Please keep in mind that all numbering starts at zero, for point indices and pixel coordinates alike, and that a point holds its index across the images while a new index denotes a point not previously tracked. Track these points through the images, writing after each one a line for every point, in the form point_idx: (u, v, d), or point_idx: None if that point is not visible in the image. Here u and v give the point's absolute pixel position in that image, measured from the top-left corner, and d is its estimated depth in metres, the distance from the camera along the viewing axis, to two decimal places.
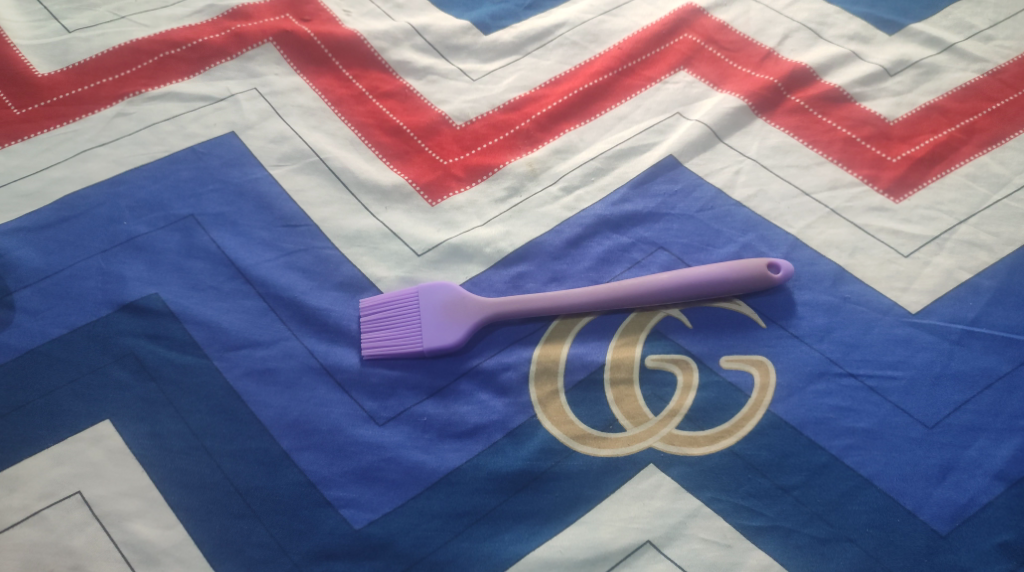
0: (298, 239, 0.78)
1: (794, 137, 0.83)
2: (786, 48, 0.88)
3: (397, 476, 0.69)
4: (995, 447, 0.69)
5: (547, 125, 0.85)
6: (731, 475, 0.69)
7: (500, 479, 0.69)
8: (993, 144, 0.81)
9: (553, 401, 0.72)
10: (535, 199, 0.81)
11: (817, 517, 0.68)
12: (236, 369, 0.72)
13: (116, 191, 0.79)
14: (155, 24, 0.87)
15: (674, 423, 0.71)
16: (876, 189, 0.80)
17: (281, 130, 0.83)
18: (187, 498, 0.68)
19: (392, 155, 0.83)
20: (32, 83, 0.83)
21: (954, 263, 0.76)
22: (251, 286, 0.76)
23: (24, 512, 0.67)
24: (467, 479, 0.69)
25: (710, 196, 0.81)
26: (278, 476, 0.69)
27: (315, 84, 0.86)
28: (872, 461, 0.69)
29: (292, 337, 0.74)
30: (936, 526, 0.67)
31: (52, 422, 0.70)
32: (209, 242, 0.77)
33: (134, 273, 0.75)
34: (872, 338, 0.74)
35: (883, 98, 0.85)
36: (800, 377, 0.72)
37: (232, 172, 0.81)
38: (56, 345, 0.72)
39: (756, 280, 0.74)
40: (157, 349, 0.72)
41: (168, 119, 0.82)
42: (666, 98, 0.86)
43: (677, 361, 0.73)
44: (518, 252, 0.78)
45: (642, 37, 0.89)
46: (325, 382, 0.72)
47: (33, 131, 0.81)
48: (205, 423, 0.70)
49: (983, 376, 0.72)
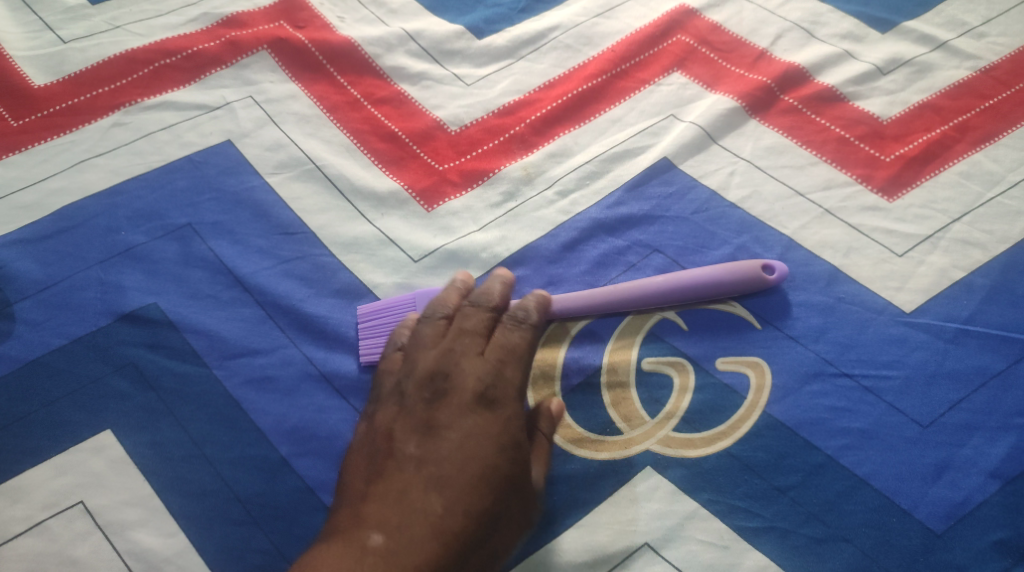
0: (295, 246, 0.79)
1: (788, 137, 0.83)
2: (780, 48, 0.89)
3: (374, 405, 0.71)
4: (990, 445, 0.70)
5: (541, 129, 0.85)
6: (728, 476, 0.70)
7: (468, 337, 0.70)
8: (987, 141, 0.82)
9: (516, 331, 0.71)
10: (531, 204, 0.81)
11: (813, 518, 0.68)
12: (235, 378, 0.73)
13: (115, 201, 0.79)
14: (149, 32, 0.88)
15: (670, 426, 0.71)
16: (870, 188, 0.80)
17: (276, 137, 0.83)
18: (188, 506, 0.68)
19: (387, 162, 0.83)
20: (29, 95, 0.83)
21: (949, 262, 0.77)
22: (249, 294, 0.76)
23: (27, 522, 0.68)
24: (449, 407, 0.68)
25: (704, 198, 0.81)
26: (278, 482, 0.70)
27: (310, 91, 0.86)
28: (868, 461, 0.70)
29: (290, 345, 0.74)
30: (932, 524, 0.68)
31: (54, 432, 0.70)
32: (206, 251, 0.78)
33: (133, 283, 0.76)
34: (867, 338, 0.74)
35: (876, 97, 0.85)
36: (795, 378, 0.73)
37: (229, 180, 0.81)
38: (57, 355, 0.73)
39: (746, 284, 0.75)
40: (156, 358, 0.73)
41: (164, 128, 0.83)
42: (660, 100, 0.86)
43: (673, 363, 0.74)
44: (514, 257, 0.78)
45: (635, 39, 0.90)
46: (323, 390, 0.73)
47: (30, 142, 0.81)
48: (205, 431, 0.71)
49: (978, 374, 0.72)
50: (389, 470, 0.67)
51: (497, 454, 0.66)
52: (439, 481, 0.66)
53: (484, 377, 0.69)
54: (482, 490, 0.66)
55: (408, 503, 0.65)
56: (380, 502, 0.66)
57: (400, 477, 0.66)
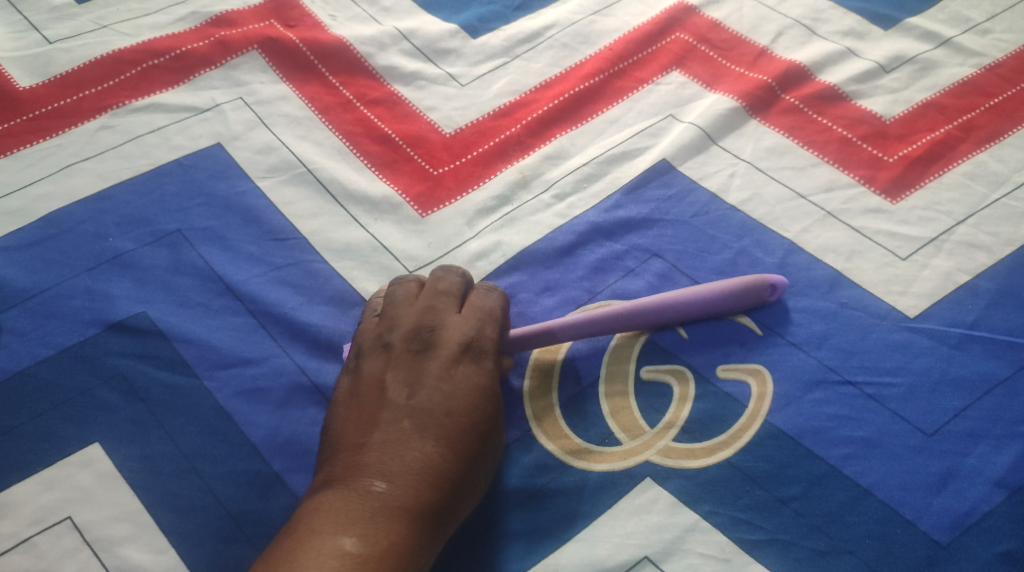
0: (287, 253, 0.77)
1: (788, 138, 0.82)
2: (780, 46, 0.87)
3: (356, 359, 0.70)
4: (995, 454, 0.69)
5: (537, 130, 0.83)
6: (729, 488, 0.68)
7: (446, 297, 0.72)
8: (992, 141, 0.80)
9: (491, 295, 0.73)
10: (527, 207, 0.79)
11: (816, 530, 0.67)
12: (226, 389, 0.71)
13: (102, 207, 0.77)
14: (137, 32, 0.86)
15: (670, 436, 0.70)
16: (873, 190, 0.79)
17: (267, 140, 0.82)
18: (179, 522, 0.67)
19: (381, 165, 0.81)
20: (14, 97, 0.81)
21: (953, 265, 0.75)
22: (240, 303, 0.75)
23: (14, 538, 0.66)
24: (438, 361, 0.69)
25: (704, 201, 0.79)
26: (270, 498, 0.68)
27: (302, 92, 0.85)
28: (872, 471, 0.68)
29: (282, 354, 0.73)
30: (937, 536, 0.66)
31: (41, 445, 0.69)
32: (196, 257, 0.76)
33: (121, 291, 0.74)
34: (870, 344, 0.73)
35: (879, 96, 0.84)
36: (798, 386, 0.71)
37: (219, 185, 0.79)
38: (44, 366, 0.71)
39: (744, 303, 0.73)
40: (146, 369, 0.71)
41: (153, 131, 0.81)
42: (659, 100, 0.85)
43: (673, 372, 0.72)
44: (510, 263, 0.77)
45: (633, 38, 0.88)
46: (316, 401, 0.71)
47: (15, 147, 0.79)
48: (195, 445, 0.69)
49: (983, 381, 0.71)
50: (383, 418, 0.68)
51: (488, 405, 0.68)
52: (434, 429, 0.67)
53: (467, 333, 0.70)
54: (475, 439, 0.67)
55: (407, 454, 0.66)
56: (380, 451, 0.66)
57: (396, 426, 0.67)
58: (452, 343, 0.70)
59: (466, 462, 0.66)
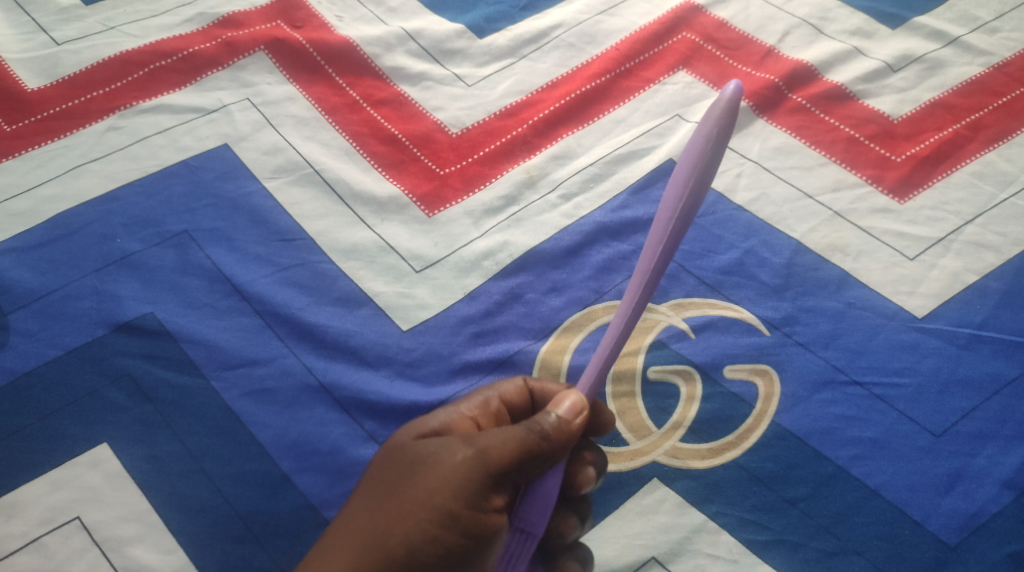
0: (293, 253, 0.77)
1: (796, 137, 0.82)
2: (787, 45, 0.87)
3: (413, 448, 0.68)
4: (1003, 455, 0.68)
5: (544, 130, 0.83)
6: (736, 488, 0.68)
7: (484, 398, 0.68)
8: (1000, 140, 0.80)
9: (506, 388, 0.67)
10: (533, 207, 0.79)
11: (824, 531, 0.67)
12: (234, 390, 0.71)
13: (110, 208, 0.78)
14: (144, 33, 0.86)
15: (677, 436, 0.70)
16: (881, 190, 0.79)
17: (274, 141, 0.82)
18: (187, 522, 0.67)
19: (387, 165, 0.81)
20: (22, 99, 0.82)
21: (961, 265, 0.75)
22: (247, 303, 0.75)
23: (24, 538, 0.66)
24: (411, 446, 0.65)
25: (711, 200, 0.79)
26: (279, 498, 0.68)
27: (308, 93, 0.85)
28: (880, 472, 0.68)
29: (289, 355, 0.73)
30: (945, 537, 0.66)
31: (50, 446, 0.69)
32: (203, 258, 0.76)
33: (129, 292, 0.74)
34: (878, 345, 0.72)
35: (886, 95, 0.83)
36: (805, 386, 0.71)
37: (226, 186, 0.79)
38: (52, 366, 0.71)
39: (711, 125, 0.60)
40: (154, 370, 0.72)
41: (160, 132, 0.81)
42: (665, 99, 0.85)
43: (680, 372, 0.72)
44: (517, 263, 0.77)
45: (639, 37, 0.88)
46: (323, 401, 0.71)
47: (23, 148, 0.80)
48: (203, 445, 0.69)
49: (991, 381, 0.71)
50: (355, 505, 0.65)
51: (461, 510, 0.62)
52: (377, 522, 0.63)
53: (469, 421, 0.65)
54: (419, 532, 0.62)
55: (405, 519, 0.62)
56: (336, 540, 0.64)
57: (354, 516, 0.64)
58: (520, 433, 0.63)
59: (413, 559, 0.62)
